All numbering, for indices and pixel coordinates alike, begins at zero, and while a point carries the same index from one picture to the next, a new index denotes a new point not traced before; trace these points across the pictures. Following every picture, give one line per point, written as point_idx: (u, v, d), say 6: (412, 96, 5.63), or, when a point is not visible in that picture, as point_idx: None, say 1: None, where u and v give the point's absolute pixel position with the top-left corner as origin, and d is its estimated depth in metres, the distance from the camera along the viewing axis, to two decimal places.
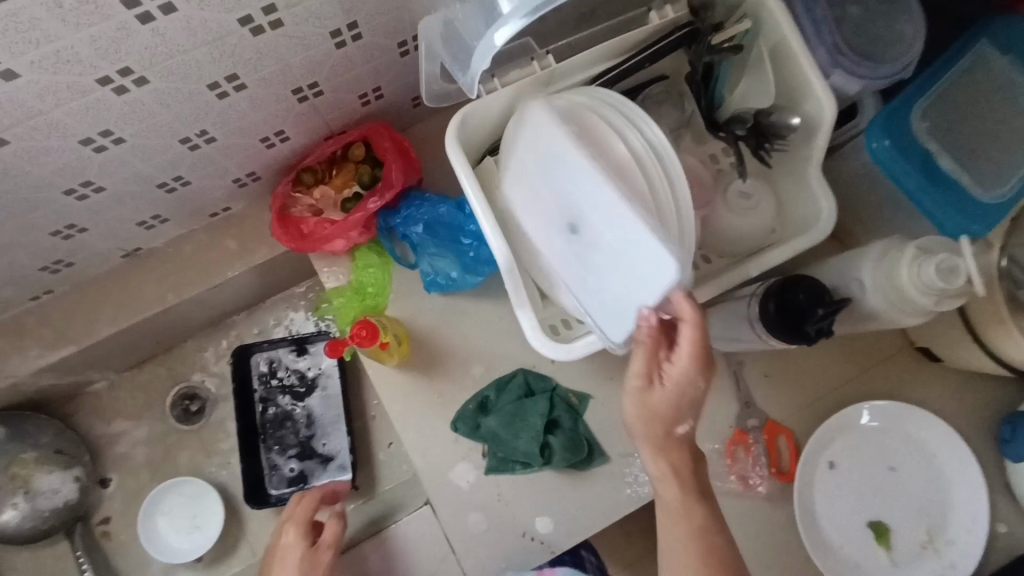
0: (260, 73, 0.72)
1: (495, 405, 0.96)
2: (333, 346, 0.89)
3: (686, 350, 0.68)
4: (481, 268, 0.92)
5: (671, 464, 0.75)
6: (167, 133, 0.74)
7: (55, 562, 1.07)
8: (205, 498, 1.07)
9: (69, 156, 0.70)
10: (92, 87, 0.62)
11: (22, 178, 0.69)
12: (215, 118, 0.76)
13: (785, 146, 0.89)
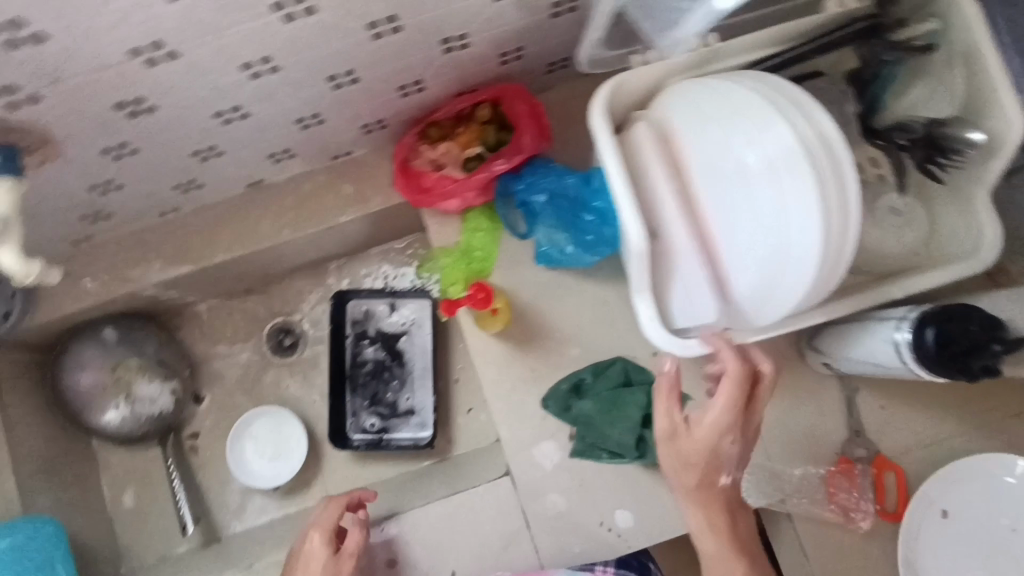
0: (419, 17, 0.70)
1: (590, 389, 0.93)
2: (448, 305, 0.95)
3: (725, 397, 0.72)
4: (601, 248, 0.87)
5: (712, 512, 0.79)
6: (319, 67, 0.73)
7: (147, 465, 1.14)
8: (289, 427, 1.10)
9: (227, 78, 0.70)
10: (264, 11, 0.62)
11: (181, 96, 0.70)
12: (366, 58, 0.74)
13: (959, 164, 0.78)
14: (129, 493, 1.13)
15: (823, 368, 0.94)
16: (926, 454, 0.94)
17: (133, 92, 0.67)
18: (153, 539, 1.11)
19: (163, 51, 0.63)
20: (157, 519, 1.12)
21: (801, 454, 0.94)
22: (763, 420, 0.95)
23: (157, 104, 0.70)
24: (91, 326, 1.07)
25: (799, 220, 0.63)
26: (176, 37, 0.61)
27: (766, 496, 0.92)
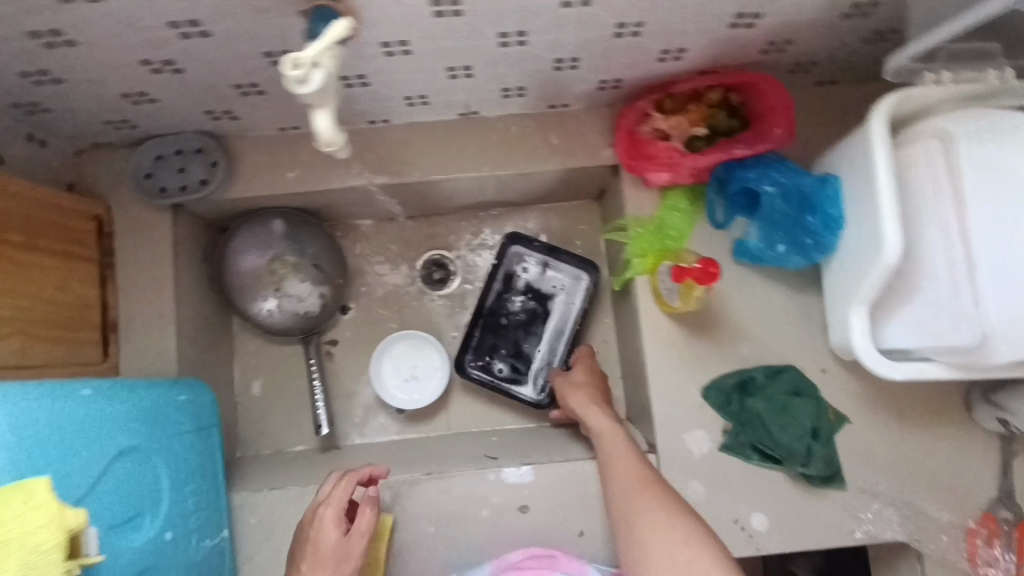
0: None
1: (761, 389, 0.94)
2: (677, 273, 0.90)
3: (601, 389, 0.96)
4: (813, 254, 0.88)
5: (595, 403, 0.96)
6: (619, 11, 0.73)
7: (280, 359, 1.16)
8: (430, 355, 1.12)
9: (541, 0, 0.70)
10: None
11: (490, 7, 0.70)
12: (663, 13, 0.74)
13: None
14: (258, 382, 1.15)
15: (989, 426, 0.93)
16: None
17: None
18: (272, 431, 1.13)
19: None
20: (280, 414, 1.14)
21: (947, 503, 0.93)
22: (916, 461, 0.94)
23: (466, 9, 0.70)
24: (266, 213, 1.09)
25: None
26: None
27: (904, 533, 0.93)
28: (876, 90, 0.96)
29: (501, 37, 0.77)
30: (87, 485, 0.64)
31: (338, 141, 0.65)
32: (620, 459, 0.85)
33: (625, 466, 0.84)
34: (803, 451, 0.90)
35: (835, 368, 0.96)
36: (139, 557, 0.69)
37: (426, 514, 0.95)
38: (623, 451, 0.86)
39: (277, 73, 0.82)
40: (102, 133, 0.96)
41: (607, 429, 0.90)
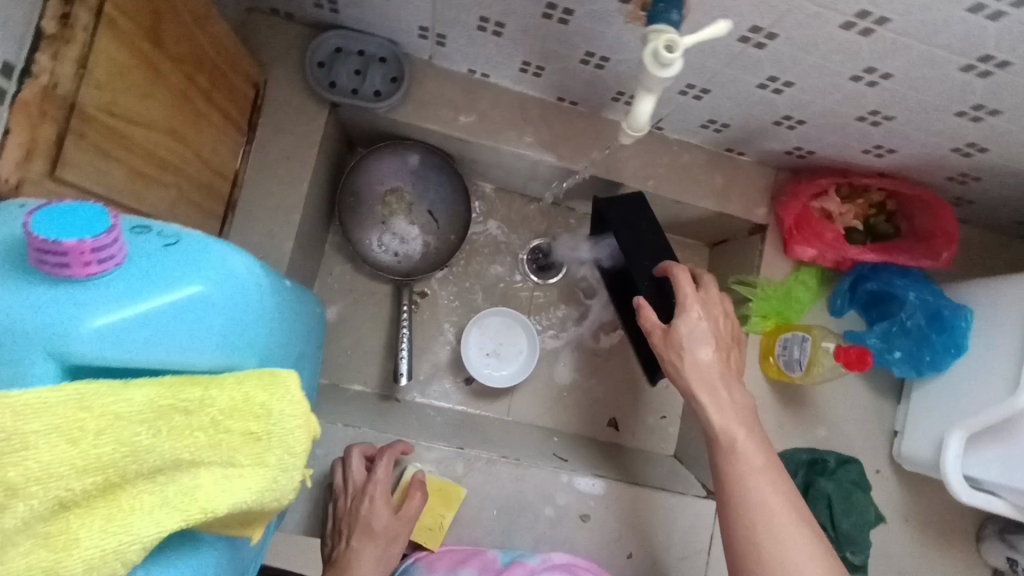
0: (998, 122, 0.76)
1: (829, 471, 1.00)
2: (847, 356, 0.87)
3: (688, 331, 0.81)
4: (923, 369, 0.96)
5: (721, 373, 0.79)
6: (886, 101, 0.78)
7: (361, 292, 1.09)
8: (519, 337, 1.09)
9: (839, 66, 0.73)
10: (961, 52, 0.66)
11: (792, 54, 0.72)
12: (917, 117, 0.79)
13: None
14: (331, 308, 1.08)
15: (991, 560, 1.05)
16: None
17: (780, 32, 0.68)
18: (332, 363, 1.06)
19: (860, 26, 0.65)
20: (346, 349, 1.07)
21: None
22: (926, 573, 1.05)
23: (771, 46, 0.72)
24: (408, 145, 1.04)
25: None
26: (894, 25, 0.64)
27: None
28: (998, 243, 1.06)
29: (767, 80, 0.79)
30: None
31: (636, 128, 0.64)
32: (760, 472, 0.73)
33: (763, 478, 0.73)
34: (851, 538, 0.95)
35: (887, 472, 1.05)
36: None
37: (493, 497, 0.93)
38: (754, 449, 0.75)
39: (536, 24, 0.79)
40: (295, 3, 0.87)
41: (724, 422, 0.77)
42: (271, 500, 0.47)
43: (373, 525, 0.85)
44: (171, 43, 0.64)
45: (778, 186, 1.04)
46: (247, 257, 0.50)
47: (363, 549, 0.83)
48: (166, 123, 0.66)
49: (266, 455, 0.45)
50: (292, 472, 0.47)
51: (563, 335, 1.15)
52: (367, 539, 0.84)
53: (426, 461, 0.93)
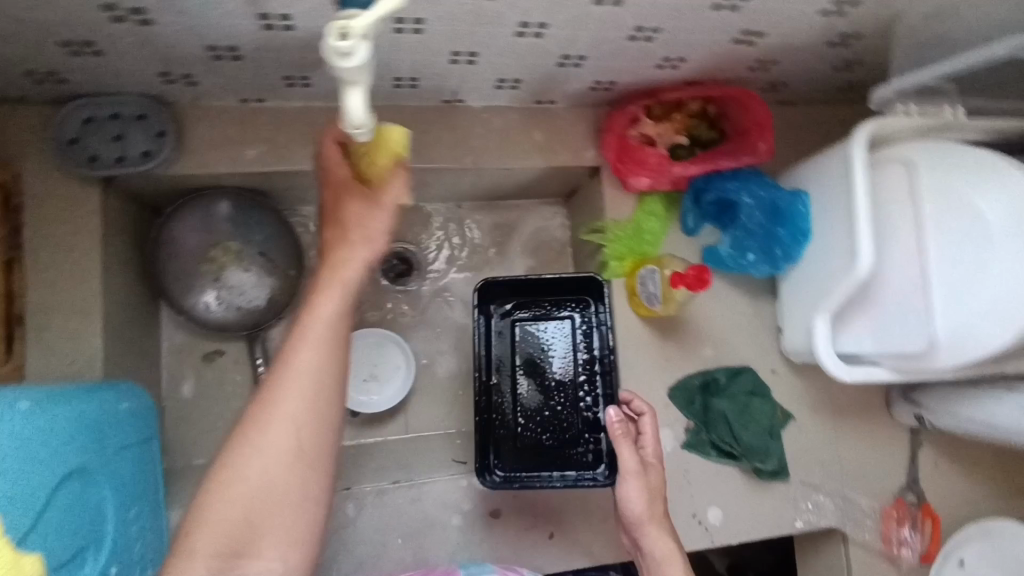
0: (756, 3, 0.73)
1: (723, 390, 1.00)
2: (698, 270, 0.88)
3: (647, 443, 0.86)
4: (779, 264, 0.95)
5: (658, 512, 0.82)
6: (642, 15, 0.74)
7: (218, 356, 1.05)
8: (392, 354, 1.06)
9: None
10: None
11: None
12: (680, 23, 0.76)
13: None
14: (188, 383, 1.04)
15: (905, 421, 1.07)
16: (963, 510, 1.09)
17: None
18: (208, 437, 1.02)
19: None
20: (218, 420, 1.03)
21: (868, 490, 1.06)
22: (845, 452, 1.06)
23: None
24: (210, 195, 0.99)
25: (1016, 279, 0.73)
26: None
27: (836, 521, 1.03)
28: (829, 115, 1.05)
29: (520, 27, 0.75)
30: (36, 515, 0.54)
31: (364, 124, 0.58)
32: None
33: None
34: (760, 448, 0.97)
35: (783, 369, 1.05)
36: None
37: (394, 525, 0.91)
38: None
39: (265, 40, 0.73)
40: (16, 85, 0.79)
41: (664, 553, 0.80)
42: None
43: (298, 345, 0.67)
44: None
45: (599, 123, 1.01)
46: None
47: (318, 300, 0.69)
48: None
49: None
50: None
51: (441, 334, 1.11)
52: (339, 242, 0.72)
53: None
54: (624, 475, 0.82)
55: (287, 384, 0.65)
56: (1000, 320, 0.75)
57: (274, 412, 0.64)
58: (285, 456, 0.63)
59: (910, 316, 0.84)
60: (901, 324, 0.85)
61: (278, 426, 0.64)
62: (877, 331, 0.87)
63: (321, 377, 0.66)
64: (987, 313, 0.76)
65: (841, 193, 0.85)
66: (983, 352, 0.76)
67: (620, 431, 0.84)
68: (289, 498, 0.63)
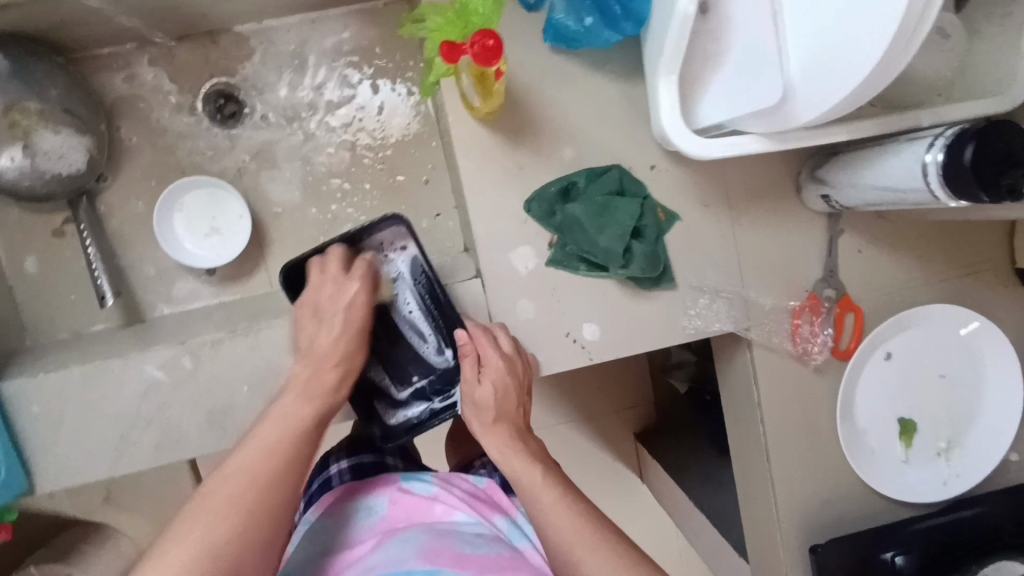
0: None
1: (582, 194, 0.87)
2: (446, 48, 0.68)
3: (494, 362, 0.81)
4: (624, 25, 0.76)
5: (512, 437, 0.79)
6: None
7: (53, 229, 0.98)
8: (229, 203, 0.98)
9: None
10: None
11: None
12: None
13: None
14: (31, 258, 0.98)
15: (818, 206, 0.91)
16: (893, 298, 0.96)
17: None
18: (62, 312, 0.99)
19: None
20: (68, 292, 0.99)
21: (772, 286, 0.93)
22: (743, 248, 0.92)
23: None
24: None
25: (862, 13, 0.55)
26: None
27: (732, 322, 0.92)
28: None
29: None
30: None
31: None
32: (542, 507, 0.72)
33: (547, 507, 0.72)
34: (622, 251, 0.84)
35: (665, 163, 0.89)
36: None
37: (237, 374, 0.87)
38: (538, 483, 0.74)
39: None
40: None
41: (522, 471, 0.76)
42: None
43: (270, 424, 0.70)
44: None
45: None
46: None
47: (280, 399, 0.72)
48: None
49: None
50: None
51: (289, 176, 1.01)
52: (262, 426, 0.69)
53: (151, 368, 0.86)
54: (463, 391, 0.82)
55: (223, 471, 0.65)
56: (836, 71, 0.59)
57: (266, 436, 0.68)
58: (228, 491, 0.63)
59: (750, 75, 0.67)
60: (741, 86, 0.68)
61: (199, 516, 0.61)
62: (733, 85, 0.69)
63: (308, 418, 0.71)
64: (828, 64, 0.60)
65: None
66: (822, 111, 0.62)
67: (468, 351, 0.82)
68: (273, 502, 0.64)
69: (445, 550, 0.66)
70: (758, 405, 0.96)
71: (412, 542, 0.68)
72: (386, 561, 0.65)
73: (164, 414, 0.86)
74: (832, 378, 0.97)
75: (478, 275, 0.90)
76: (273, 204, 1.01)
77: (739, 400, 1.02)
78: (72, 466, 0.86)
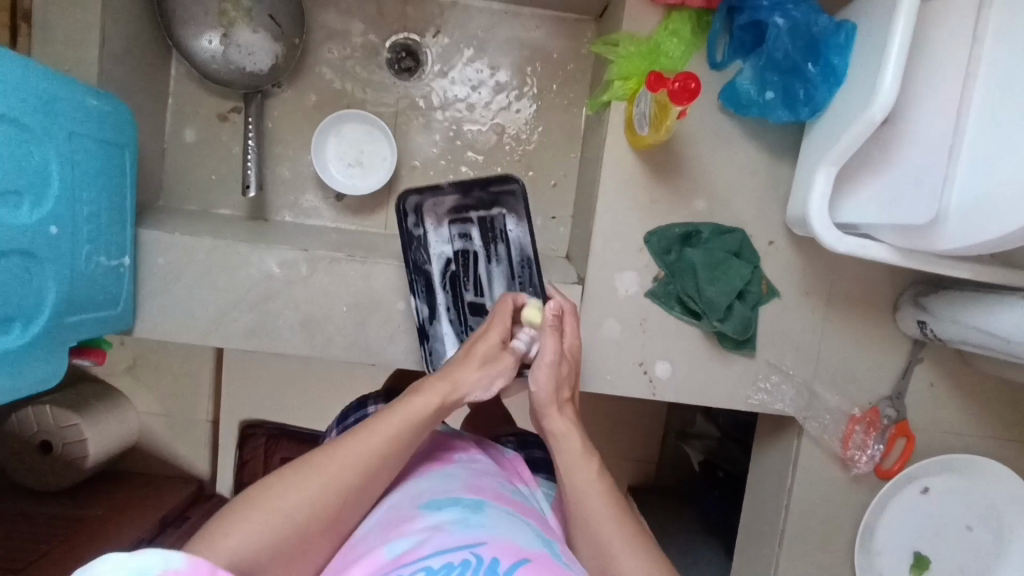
0: None
1: (702, 243, 0.92)
2: (653, 77, 0.78)
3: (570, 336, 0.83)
4: (800, 110, 0.82)
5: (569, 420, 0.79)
6: None
7: (219, 112, 1.07)
8: (380, 144, 1.05)
9: None
10: None
11: None
12: None
13: None
14: (191, 129, 1.07)
15: (910, 331, 0.95)
16: (947, 439, 0.98)
17: None
18: (200, 186, 1.07)
19: None
20: (211, 172, 1.07)
21: (841, 388, 0.97)
22: (827, 344, 0.96)
23: None
24: None
25: None
26: None
27: (793, 408, 0.97)
28: None
29: None
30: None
31: None
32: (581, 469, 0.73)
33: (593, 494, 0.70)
34: (723, 307, 0.89)
35: (783, 243, 0.94)
36: None
37: (340, 293, 0.93)
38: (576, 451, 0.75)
39: None
40: None
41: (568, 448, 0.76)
42: None
43: (384, 421, 0.66)
44: None
45: None
46: None
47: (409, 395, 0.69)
48: None
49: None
50: None
51: (437, 138, 1.09)
52: (366, 429, 0.65)
53: (270, 262, 0.92)
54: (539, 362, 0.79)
55: (340, 442, 0.63)
56: (988, 213, 0.64)
57: (368, 451, 0.63)
58: (327, 481, 0.60)
59: (902, 185, 0.72)
60: (892, 193, 0.73)
61: (301, 485, 0.59)
62: (884, 194, 0.74)
63: (421, 428, 0.68)
64: (982, 206, 0.65)
65: (882, 27, 0.70)
66: (961, 243, 0.67)
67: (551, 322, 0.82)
68: (364, 490, 0.62)
69: (487, 489, 0.66)
70: (789, 491, 1.00)
71: (452, 479, 0.67)
72: (430, 489, 0.64)
73: (266, 305, 0.93)
74: (866, 493, 1.00)
75: (580, 284, 0.95)
76: (414, 158, 1.09)
77: (770, 483, 1.05)
78: (171, 323, 0.92)
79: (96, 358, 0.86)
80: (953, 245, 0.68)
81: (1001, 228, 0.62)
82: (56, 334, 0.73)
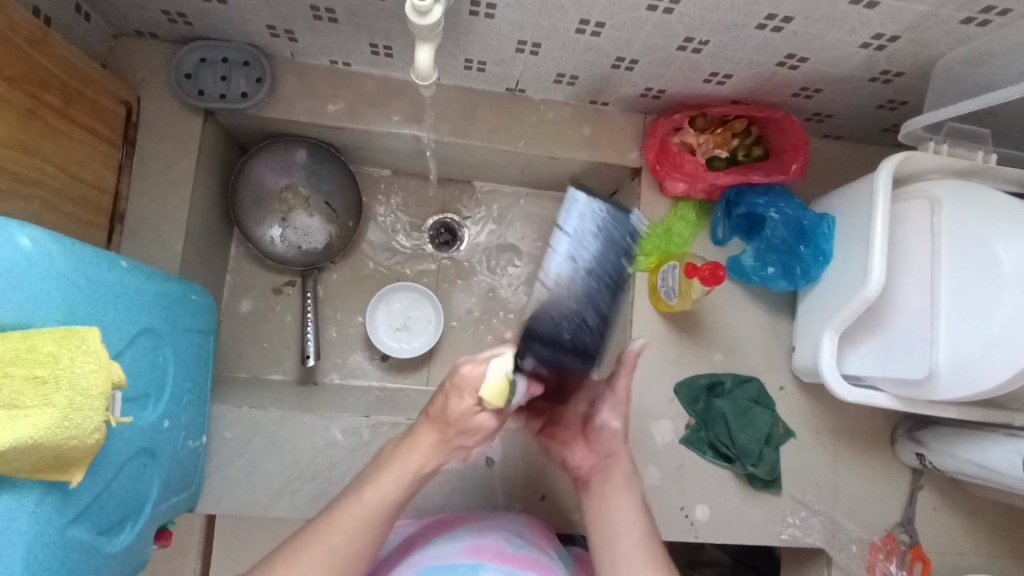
0: (751, 69, 0.90)
1: (727, 392, 1.04)
2: (688, 268, 0.94)
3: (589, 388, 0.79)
4: (798, 281, 0.99)
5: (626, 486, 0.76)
6: (667, 52, 0.88)
7: (273, 285, 1.16)
8: (425, 309, 1.16)
9: (631, 17, 0.81)
10: (675, 38, 0.85)
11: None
12: (728, 57, 0.88)
13: None
14: (246, 301, 1.15)
15: (909, 461, 1.07)
16: (959, 562, 1.07)
17: (605, 20, 0.82)
18: (253, 353, 1.14)
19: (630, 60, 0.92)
20: (263, 341, 1.14)
21: (859, 518, 1.06)
22: (841, 477, 1.07)
23: (602, 29, 0.84)
24: (290, 142, 1.08)
25: (1006, 341, 0.76)
26: None
27: (821, 540, 1.05)
28: (866, 157, 1.10)
29: (616, 60, 0.92)
30: (123, 342, 0.66)
31: (427, 76, 0.76)
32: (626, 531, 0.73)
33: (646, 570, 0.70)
34: (755, 452, 1.01)
35: (792, 387, 1.07)
36: (117, 454, 0.64)
37: None
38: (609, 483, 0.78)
39: (361, 4, 0.85)
40: (151, 21, 0.93)
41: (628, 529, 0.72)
42: (67, 439, 0.51)
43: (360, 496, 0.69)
44: (4, 64, 0.68)
45: (645, 129, 1.07)
46: (38, 232, 0.55)
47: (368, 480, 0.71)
48: (8, 137, 0.69)
49: (53, 396, 0.50)
50: (90, 414, 0.52)
51: (473, 301, 1.21)
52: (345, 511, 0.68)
53: (334, 429, 0.98)
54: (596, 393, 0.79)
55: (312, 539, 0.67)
56: (976, 368, 0.79)
57: (356, 521, 0.68)
58: (326, 556, 0.66)
59: (898, 345, 0.88)
60: (890, 351, 0.89)
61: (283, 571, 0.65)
62: (882, 352, 0.90)
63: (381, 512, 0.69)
64: (970, 362, 0.80)
65: (862, 224, 0.90)
66: (957, 393, 0.82)
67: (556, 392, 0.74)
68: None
69: (487, 550, 0.74)
70: None
71: (457, 543, 0.76)
72: (433, 556, 0.74)
73: (329, 471, 0.97)
74: None
75: None
76: (453, 320, 1.20)
77: None
78: (235, 497, 0.94)
79: (163, 542, 0.84)
80: (949, 395, 0.82)
81: (994, 380, 0.77)
82: (152, 524, 0.75)
